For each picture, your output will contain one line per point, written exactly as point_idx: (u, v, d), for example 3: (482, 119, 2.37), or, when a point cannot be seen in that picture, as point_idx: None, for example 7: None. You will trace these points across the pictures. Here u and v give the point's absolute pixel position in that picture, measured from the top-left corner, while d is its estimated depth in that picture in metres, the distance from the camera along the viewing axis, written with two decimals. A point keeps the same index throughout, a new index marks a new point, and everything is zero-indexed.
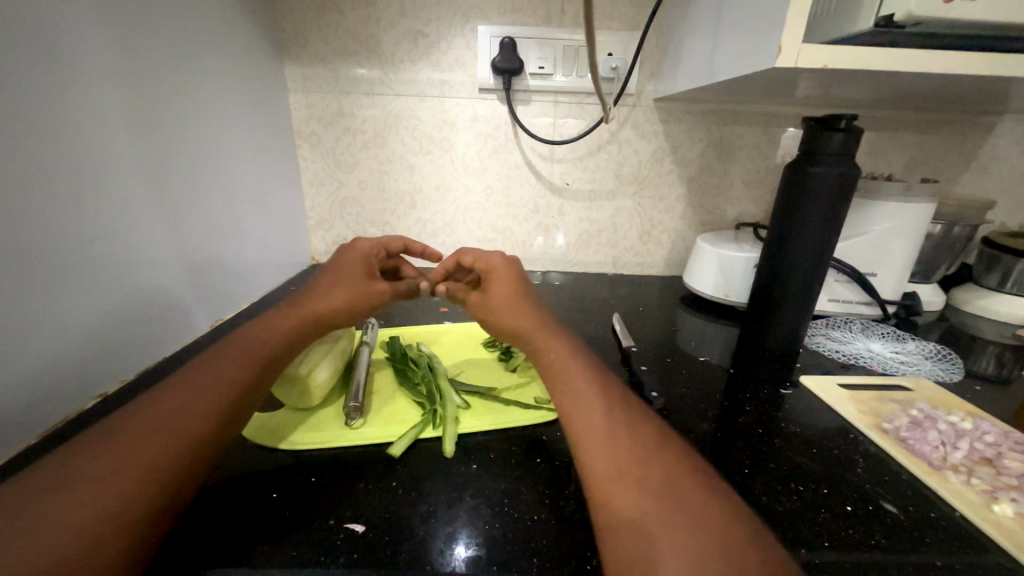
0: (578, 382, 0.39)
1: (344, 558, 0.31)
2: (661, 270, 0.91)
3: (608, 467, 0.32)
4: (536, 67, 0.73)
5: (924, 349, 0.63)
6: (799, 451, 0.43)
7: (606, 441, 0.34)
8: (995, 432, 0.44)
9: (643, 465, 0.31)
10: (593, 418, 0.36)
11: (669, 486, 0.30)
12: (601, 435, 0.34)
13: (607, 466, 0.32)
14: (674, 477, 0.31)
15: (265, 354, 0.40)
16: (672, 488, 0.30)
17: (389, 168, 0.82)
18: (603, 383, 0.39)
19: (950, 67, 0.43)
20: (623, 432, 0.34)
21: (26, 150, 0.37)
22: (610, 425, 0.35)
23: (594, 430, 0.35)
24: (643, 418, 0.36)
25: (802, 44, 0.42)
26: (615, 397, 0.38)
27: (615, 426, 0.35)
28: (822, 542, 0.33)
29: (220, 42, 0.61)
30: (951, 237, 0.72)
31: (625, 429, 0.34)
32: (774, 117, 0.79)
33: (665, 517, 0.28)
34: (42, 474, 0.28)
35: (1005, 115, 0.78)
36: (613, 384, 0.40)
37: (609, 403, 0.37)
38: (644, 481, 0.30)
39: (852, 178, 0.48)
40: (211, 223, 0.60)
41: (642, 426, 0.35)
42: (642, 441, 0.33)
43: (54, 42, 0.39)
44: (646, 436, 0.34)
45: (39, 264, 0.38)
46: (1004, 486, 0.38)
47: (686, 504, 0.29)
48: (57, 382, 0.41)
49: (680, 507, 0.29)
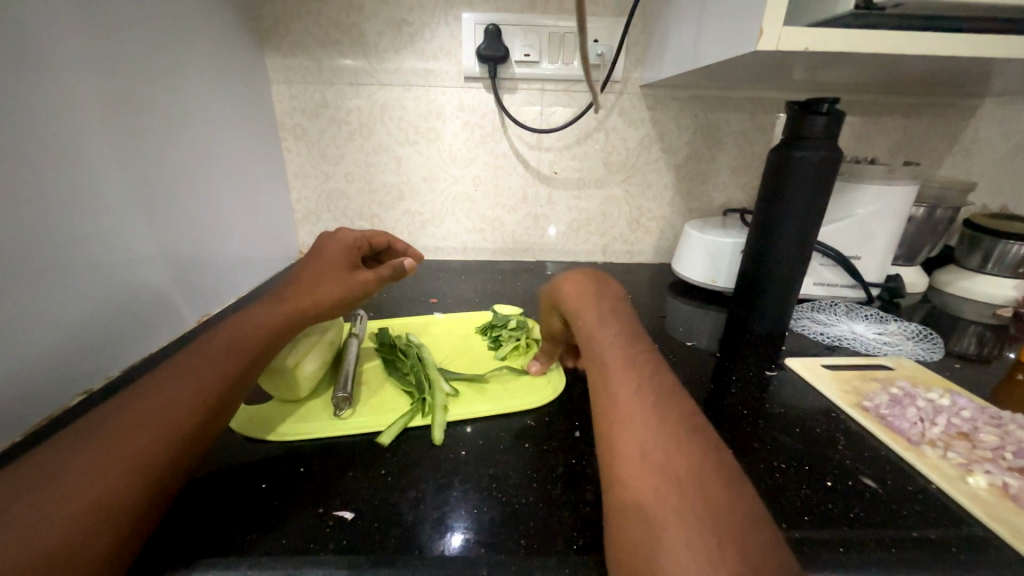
0: (610, 359, 0.37)
1: (334, 544, 0.31)
2: (650, 258, 0.92)
3: (627, 448, 0.30)
4: (522, 55, 0.73)
5: (906, 330, 0.64)
6: (783, 431, 0.44)
7: (631, 420, 0.32)
8: (972, 407, 0.45)
9: (664, 445, 0.29)
10: (622, 395, 0.34)
11: (693, 469, 0.27)
12: (627, 414, 0.32)
13: (627, 451, 0.30)
14: (699, 460, 0.28)
15: (251, 345, 0.40)
16: (694, 470, 0.27)
17: (376, 159, 0.81)
18: (637, 361, 0.37)
19: (933, 49, 0.43)
20: (651, 415, 0.31)
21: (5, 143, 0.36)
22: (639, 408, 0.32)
23: (623, 409, 0.33)
24: (676, 398, 0.33)
25: (783, 27, 0.42)
26: (647, 374, 0.35)
27: (643, 405, 0.32)
28: (803, 517, 0.34)
29: (200, 32, 0.59)
30: (933, 220, 0.73)
31: (654, 409, 0.32)
32: (760, 102, 0.79)
33: (680, 501, 0.25)
34: (31, 466, 0.28)
35: (987, 97, 0.78)
36: (649, 360, 0.37)
37: (638, 383, 0.34)
38: (662, 463, 0.28)
39: (834, 160, 0.48)
40: (193, 218, 0.58)
41: (676, 411, 0.32)
42: (670, 424, 0.30)
43: (29, 34, 0.38)
44: (677, 417, 0.31)
45: (18, 261, 0.37)
46: (979, 458, 0.39)
47: (704, 490, 0.26)
48: (43, 380, 0.40)
49: (698, 491, 0.26)
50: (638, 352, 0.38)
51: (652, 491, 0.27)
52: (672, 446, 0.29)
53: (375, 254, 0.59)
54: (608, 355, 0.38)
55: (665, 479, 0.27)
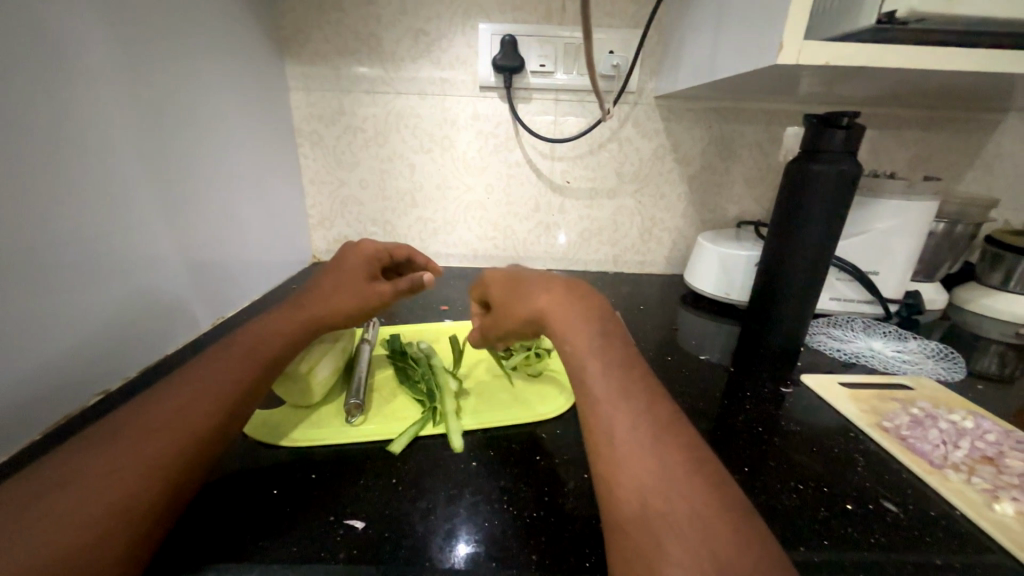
0: (596, 378, 0.35)
1: (344, 554, 0.31)
2: (662, 268, 0.91)
3: (625, 487, 0.29)
4: (537, 65, 0.73)
5: (926, 348, 0.63)
6: (799, 450, 0.43)
7: (626, 458, 0.30)
8: (996, 431, 0.44)
9: (665, 489, 0.28)
10: (615, 429, 0.32)
11: (697, 515, 0.27)
12: (622, 451, 0.31)
13: (626, 492, 0.29)
14: (703, 507, 0.27)
15: (264, 352, 0.40)
16: (697, 518, 0.27)
17: (390, 166, 0.82)
18: (630, 388, 0.34)
19: (955, 65, 0.43)
20: (649, 448, 0.30)
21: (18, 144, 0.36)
22: (636, 440, 0.31)
23: (617, 443, 0.31)
24: (675, 431, 0.32)
25: (803, 42, 0.42)
26: (640, 404, 0.33)
27: (639, 441, 0.31)
28: (821, 541, 0.33)
29: (221, 40, 0.60)
30: (954, 235, 0.72)
31: (652, 446, 0.31)
32: (775, 115, 0.78)
33: (686, 556, 0.25)
34: (48, 468, 0.28)
35: (1009, 112, 0.77)
36: (640, 380, 0.35)
37: (632, 409, 0.33)
38: (664, 510, 0.27)
39: (854, 175, 0.48)
40: (210, 222, 0.59)
41: (672, 442, 0.31)
42: (669, 460, 0.30)
43: (55, 42, 0.39)
44: (675, 450, 0.30)
45: (40, 263, 0.38)
46: (1005, 484, 0.38)
47: (710, 540, 0.26)
48: (60, 380, 0.41)
49: (703, 543, 0.25)
50: (631, 378, 0.35)
51: (656, 543, 0.26)
52: (674, 488, 0.28)
53: (394, 266, 0.59)
54: (595, 380, 0.35)
55: (669, 528, 0.27)
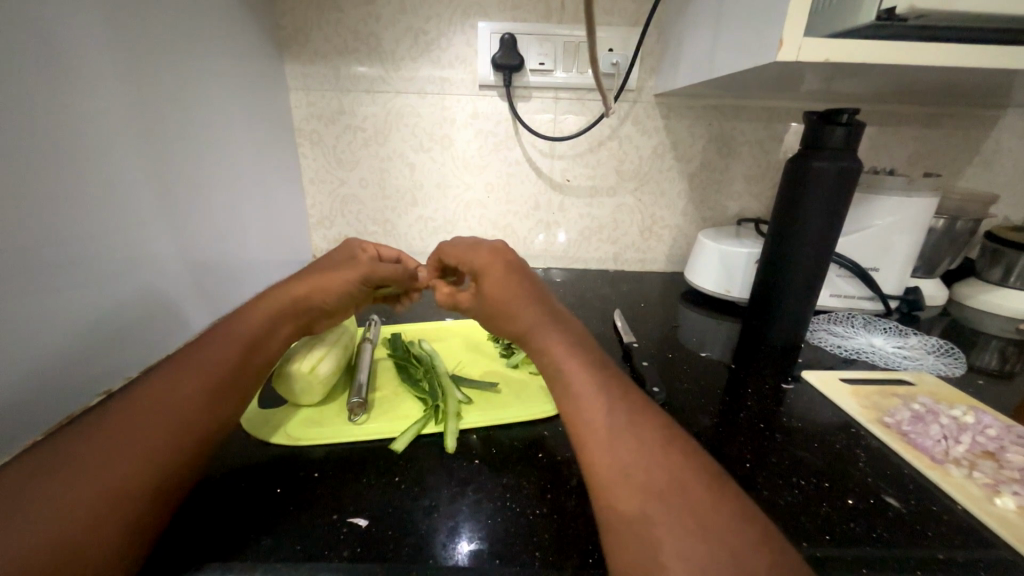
0: (572, 370, 0.37)
1: (348, 553, 0.31)
2: (662, 266, 0.91)
3: (609, 468, 0.31)
4: (536, 63, 0.73)
5: (927, 344, 0.63)
6: (801, 446, 0.43)
7: (607, 440, 0.32)
8: (997, 426, 0.44)
9: (644, 462, 0.30)
10: (594, 417, 0.34)
11: (677, 483, 0.29)
12: (601, 435, 0.33)
13: (610, 471, 0.31)
14: (680, 475, 0.29)
15: (247, 336, 0.40)
16: (677, 485, 0.29)
17: (390, 165, 0.82)
18: (603, 375, 0.37)
19: (956, 61, 0.43)
20: (627, 427, 0.33)
21: (21, 147, 0.36)
22: (615, 424, 0.33)
23: (596, 426, 0.33)
24: (646, 411, 0.34)
25: (803, 38, 0.42)
26: (615, 390, 0.36)
27: (618, 424, 0.33)
28: (824, 536, 0.33)
29: (220, 39, 0.60)
30: (954, 231, 0.72)
31: (629, 425, 0.33)
32: (775, 112, 0.78)
33: (670, 519, 0.27)
34: (40, 459, 0.28)
35: (1007, 109, 0.77)
36: (608, 371, 0.38)
37: (608, 395, 0.35)
38: (645, 481, 0.29)
39: (854, 172, 0.48)
40: (210, 220, 0.59)
41: (645, 422, 0.33)
42: (646, 437, 0.32)
43: (53, 41, 0.39)
44: (652, 428, 0.33)
45: (37, 263, 0.38)
46: (1006, 479, 0.38)
47: (688, 502, 0.28)
48: (60, 380, 0.41)
49: (684, 507, 0.28)
50: (604, 371, 0.37)
51: (641, 514, 0.28)
52: (653, 459, 0.30)
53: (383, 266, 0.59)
54: (572, 369, 0.37)
55: (653, 495, 0.28)
